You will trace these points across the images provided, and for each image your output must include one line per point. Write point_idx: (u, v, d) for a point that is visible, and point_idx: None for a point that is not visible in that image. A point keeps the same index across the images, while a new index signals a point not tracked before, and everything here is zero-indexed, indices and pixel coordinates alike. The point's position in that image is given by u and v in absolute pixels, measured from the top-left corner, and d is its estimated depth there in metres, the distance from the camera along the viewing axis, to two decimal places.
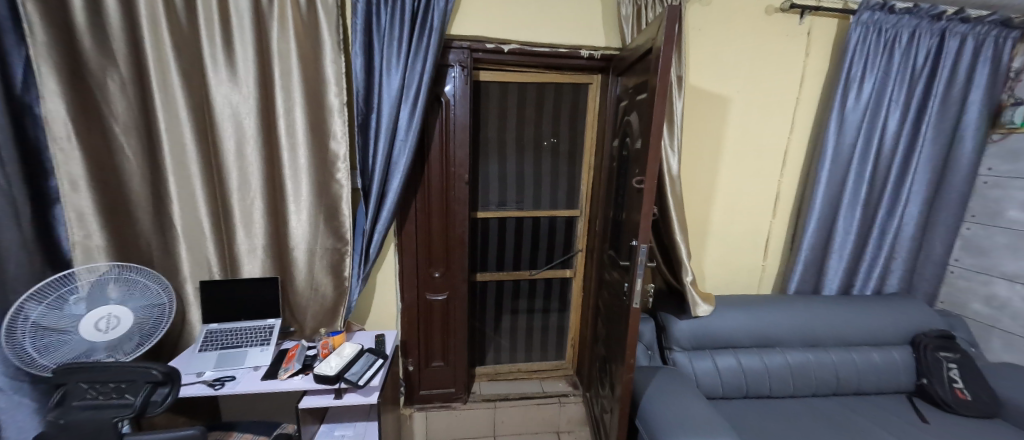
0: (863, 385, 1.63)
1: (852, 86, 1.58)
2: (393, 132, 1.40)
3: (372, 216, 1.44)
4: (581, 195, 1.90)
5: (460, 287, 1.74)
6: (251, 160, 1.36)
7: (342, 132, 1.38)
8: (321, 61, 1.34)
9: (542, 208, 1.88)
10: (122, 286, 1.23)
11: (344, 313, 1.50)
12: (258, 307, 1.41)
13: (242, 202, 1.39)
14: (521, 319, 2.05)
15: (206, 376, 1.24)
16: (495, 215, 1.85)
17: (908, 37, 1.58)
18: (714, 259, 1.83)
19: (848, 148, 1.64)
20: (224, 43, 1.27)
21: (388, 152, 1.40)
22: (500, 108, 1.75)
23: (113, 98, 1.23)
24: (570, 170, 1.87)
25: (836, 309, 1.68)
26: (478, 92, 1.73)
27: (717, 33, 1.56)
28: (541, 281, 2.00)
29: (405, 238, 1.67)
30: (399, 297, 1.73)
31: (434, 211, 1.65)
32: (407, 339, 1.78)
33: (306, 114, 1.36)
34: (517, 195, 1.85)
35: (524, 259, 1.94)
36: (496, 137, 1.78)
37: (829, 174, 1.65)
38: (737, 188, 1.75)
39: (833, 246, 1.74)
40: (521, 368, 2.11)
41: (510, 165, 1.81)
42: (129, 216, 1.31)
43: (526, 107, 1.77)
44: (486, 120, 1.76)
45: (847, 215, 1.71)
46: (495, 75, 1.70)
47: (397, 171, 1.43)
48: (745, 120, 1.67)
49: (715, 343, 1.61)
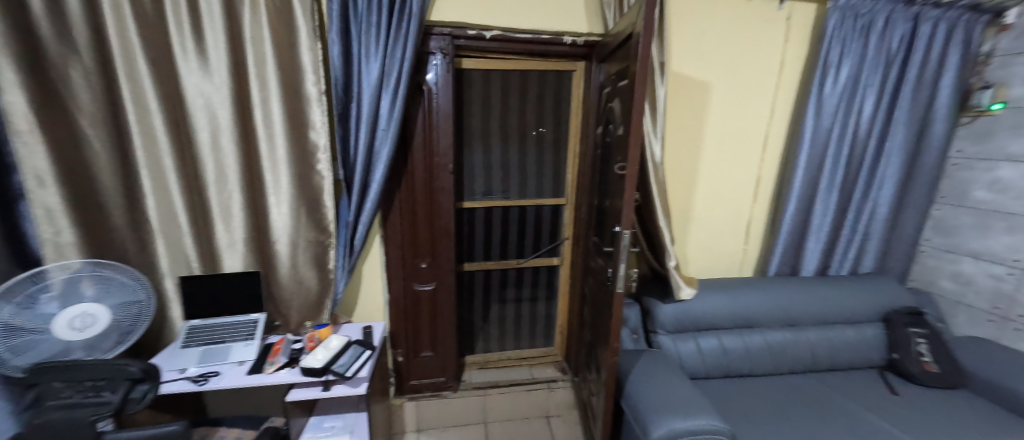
0: (838, 361, 1.69)
1: (830, 71, 1.60)
2: (374, 122, 1.37)
3: (355, 208, 1.43)
4: (567, 184, 1.90)
5: (447, 277, 1.74)
6: (227, 152, 1.32)
7: (322, 121, 1.36)
8: (297, 49, 1.30)
9: (528, 198, 1.88)
10: (97, 283, 1.20)
11: (331, 304, 1.49)
12: (241, 302, 1.39)
13: (220, 195, 1.35)
14: (510, 308, 2.07)
15: (189, 372, 1.22)
16: (481, 204, 1.84)
17: (884, 22, 1.61)
18: (698, 243, 1.86)
19: (826, 132, 1.67)
20: (193, 30, 1.22)
21: (370, 141, 1.38)
22: (484, 97, 1.74)
23: (76, 89, 1.18)
24: (555, 158, 1.87)
25: (813, 289, 1.74)
26: (461, 81, 1.71)
27: (698, 18, 1.56)
28: (529, 270, 2.01)
29: (391, 229, 1.65)
30: (386, 289, 1.73)
31: (419, 201, 1.64)
32: (395, 330, 1.78)
33: (283, 103, 1.32)
34: (503, 184, 1.84)
35: (511, 248, 1.95)
36: (480, 126, 1.76)
37: (807, 159, 1.69)
38: (719, 174, 1.77)
39: (810, 229, 1.79)
40: (510, 356, 2.13)
41: (495, 154, 1.80)
42: (100, 211, 1.27)
43: (509, 95, 1.76)
44: (470, 108, 1.74)
45: (824, 199, 1.75)
46: (478, 62, 1.68)
47: (379, 161, 1.41)
48: (726, 106, 1.69)
49: (698, 325, 1.65)
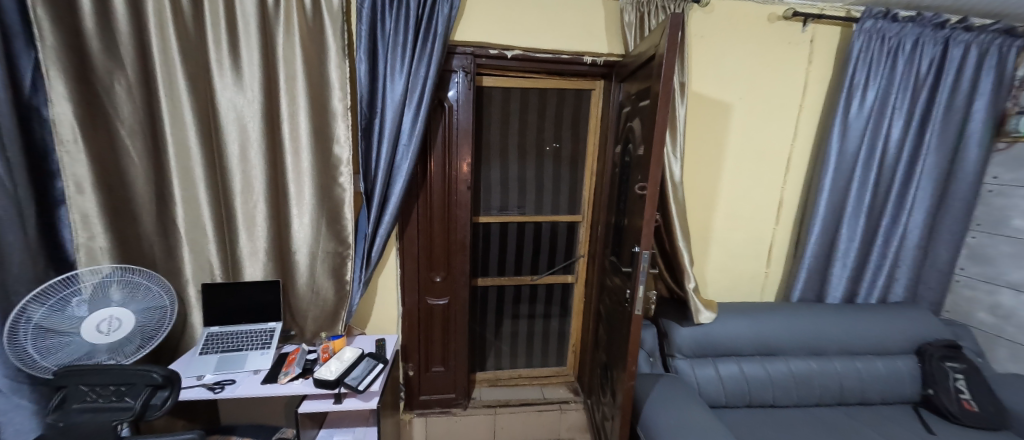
0: (868, 394, 1.60)
1: (855, 93, 1.58)
2: (395, 136, 1.40)
3: (375, 219, 1.44)
4: (583, 200, 1.89)
5: (461, 292, 1.74)
6: (255, 164, 1.37)
7: (346, 136, 1.39)
8: (326, 66, 1.35)
9: (544, 214, 1.88)
10: (124, 288, 1.24)
11: (345, 317, 1.47)
12: (259, 311, 1.41)
13: (245, 205, 1.39)
14: (523, 324, 2.04)
15: (205, 379, 1.24)
16: (497, 219, 1.85)
17: (912, 45, 1.58)
18: (717, 264, 1.82)
19: (852, 155, 1.63)
20: (229, 46, 1.28)
21: (392, 155, 1.41)
22: (503, 113, 1.76)
23: (118, 101, 1.25)
24: (572, 174, 1.87)
25: (839, 317, 1.67)
26: (481, 97, 1.73)
27: (720, 39, 1.57)
28: (543, 286, 1.99)
29: (407, 241, 1.66)
30: (399, 302, 1.72)
31: (435, 214, 1.66)
32: (407, 343, 1.77)
33: (310, 117, 1.36)
34: (520, 198, 1.85)
35: (525, 264, 1.94)
36: (500, 142, 1.79)
37: (832, 183, 1.66)
38: (740, 194, 1.74)
39: (836, 254, 1.73)
40: (522, 374, 2.10)
41: (513, 169, 1.82)
42: (133, 218, 1.32)
43: (526, 111, 1.78)
44: (488, 124, 1.76)
45: (850, 223, 1.71)
46: (498, 80, 1.71)
47: (400, 175, 1.43)
48: (747, 127, 1.67)
49: (718, 350, 1.59)
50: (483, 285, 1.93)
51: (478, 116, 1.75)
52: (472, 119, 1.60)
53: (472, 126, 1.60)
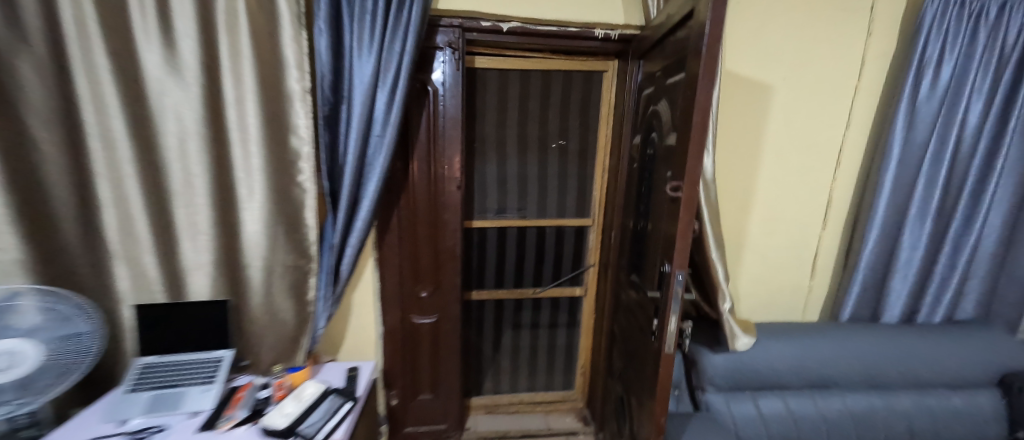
0: (942, 436, 1.33)
1: (926, 71, 1.30)
2: (366, 126, 1.16)
3: (343, 227, 1.19)
4: (593, 201, 1.64)
5: (451, 308, 1.50)
6: (195, 160, 1.13)
7: (306, 125, 1.14)
8: (280, 40, 1.10)
9: (548, 217, 1.63)
10: (36, 314, 1.00)
11: (307, 345, 1.25)
12: (205, 337, 1.18)
13: (187, 210, 1.16)
14: (524, 343, 1.79)
15: (129, 426, 1.01)
16: (493, 224, 1.60)
17: (998, 10, 1.29)
18: (751, 276, 1.55)
19: (920, 147, 1.35)
20: (159, 15, 1.04)
21: (362, 149, 1.16)
22: (500, 100, 1.51)
23: (25, 81, 0.98)
24: (580, 172, 1.61)
25: (904, 342, 1.39)
26: (473, 81, 1.48)
27: (760, 6, 1.29)
28: (547, 301, 1.74)
29: (387, 251, 1.42)
30: (380, 320, 1.48)
31: (420, 219, 1.41)
32: (390, 368, 1.54)
33: (260, 103, 1.11)
34: (520, 200, 1.60)
35: (527, 275, 1.69)
36: (497, 134, 1.54)
37: (894, 180, 1.38)
38: (780, 193, 1.47)
39: (896, 265, 1.45)
40: (523, 399, 1.86)
41: (511, 166, 1.57)
42: (49, 227, 1.06)
43: (527, 97, 1.52)
44: (482, 113, 1.51)
45: (914, 228, 1.43)
46: (493, 61, 1.46)
47: (373, 173, 1.19)
48: (790, 113, 1.40)
49: (758, 382, 1.32)
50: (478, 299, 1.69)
51: (470, 104, 1.50)
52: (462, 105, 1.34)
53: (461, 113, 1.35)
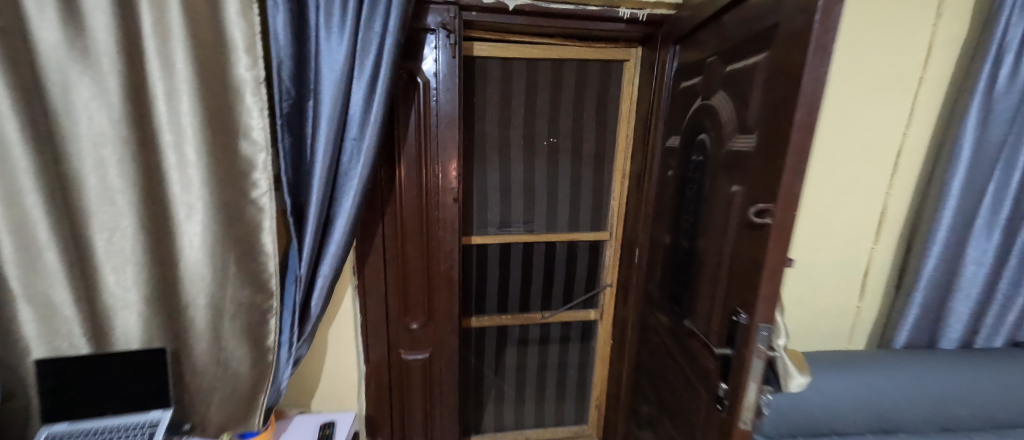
0: None
1: (1007, 59, 1.10)
2: (342, 126, 0.92)
3: (313, 252, 0.95)
4: (611, 212, 1.42)
5: (447, 342, 1.27)
6: (114, 171, 0.86)
7: (262, 125, 0.89)
8: (223, 12, 0.84)
9: (558, 231, 1.41)
10: None
11: (266, 400, 0.99)
12: (135, 398, 0.95)
13: (107, 238, 0.88)
14: (531, 374, 1.58)
15: None
16: (496, 239, 1.37)
17: None
18: (792, 297, 1.35)
19: (995, 149, 1.16)
20: None
21: (336, 154, 0.93)
22: (502, 95, 1.28)
23: None
24: (596, 178, 1.39)
25: (975, 375, 1.20)
26: (471, 72, 1.25)
27: None
28: (557, 326, 1.53)
29: (370, 277, 1.18)
30: (362, 358, 1.25)
31: (410, 238, 1.17)
32: (376, 413, 1.30)
33: (199, 95, 0.85)
34: (526, 212, 1.38)
35: (534, 298, 1.47)
36: (499, 136, 1.31)
37: (964, 187, 1.18)
38: (828, 203, 1.27)
39: (960, 284, 1.27)
40: (529, 436, 1.65)
41: (516, 172, 1.34)
42: None
43: (534, 92, 1.29)
44: (481, 110, 1.28)
45: (982, 242, 1.24)
46: (495, 47, 1.23)
47: (351, 183, 0.95)
48: (844, 110, 1.19)
49: (812, 428, 1.13)
50: (478, 327, 1.46)
51: (467, 99, 1.27)
52: (459, 101, 1.11)
53: (458, 111, 1.12)
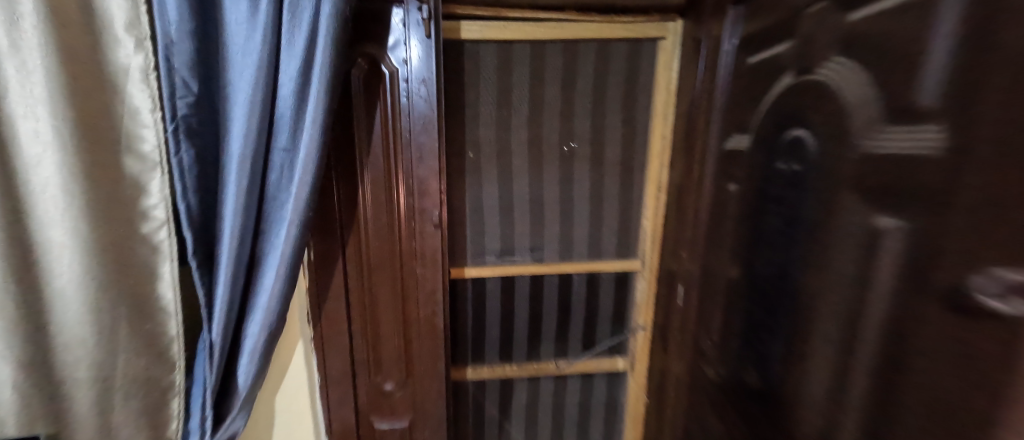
0: None
1: None
2: (268, 131, 0.66)
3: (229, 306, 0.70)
4: (643, 235, 1.11)
5: (432, 407, 0.99)
6: None
7: (160, 133, 0.63)
8: None
9: (575, 260, 1.12)
10: None
11: None
12: None
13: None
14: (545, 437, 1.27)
15: None
16: (496, 272, 1.09)
17: None
18: None
19: None
20: None
21: (263, 170, 0.68)
22: (498, 92, 1.00)
23: None
24: (623, 192, 1.09)
25: None
26: (457, 63, 0.98)
27: None
28: (575, 378, 1.22)
29: (332, 326, 0.92)
30: (325, 427, 0.98)
31: (381, 277, 0.91)
32: None
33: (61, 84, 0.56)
34: (533, 236, 1.09)
35: (546, 343, 1.17)
36: (497, 143, 1.03)
37: None
38: None
39: None
40: None
41: (517, 188, 1.06)
42: None
43: (537, 86, 1.01)
44: (473, 111, 1.01)
45: None
46: (489, 28, 0.95)
47: (281, 211, 0.70)
48: None
49: None
50: (478, 383, 1.17)
51: (454, 97, 1.00)
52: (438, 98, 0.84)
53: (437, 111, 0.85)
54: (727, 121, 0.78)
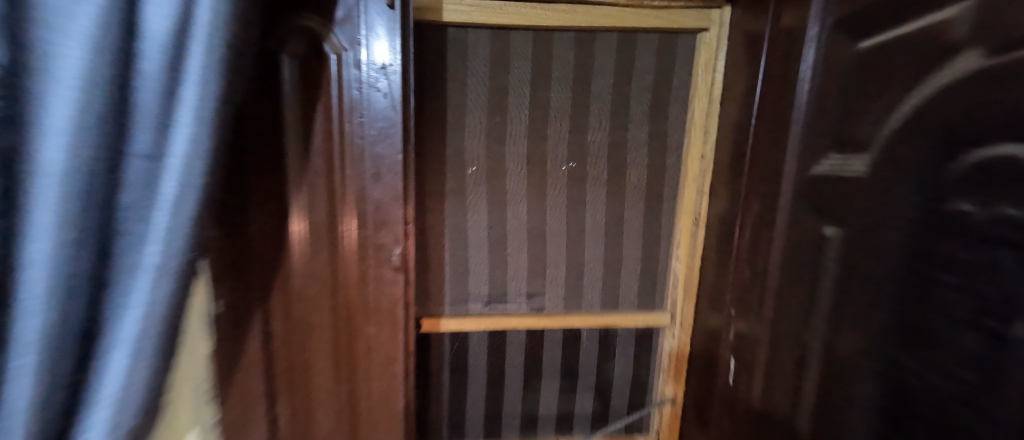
0: None
1: None
2: (116, 122, 0.31)
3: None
4: (670, 282, 0.87)
5: None
6: None
7: None
8: None
9: (583, 311, 0.87)
10: None
11: None
12: None
13: None
14: None
15: None
16: (482, 325, 0.84)
17: None
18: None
19: None
20: None
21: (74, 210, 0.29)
22: (490, 93, 0.78)
23: None
24: (647, 225, 0.85)
25: None
26: (437, 54, 0.75)
27: None
28: None
29: (247, 408, 0.65)
30: None
31: (320, 339, 0.66)
32: None
33: None
34: (532, 280, 0.85)
35: (543, 419, 0.91)
36: (486, 159, 0.80)
37: None
38: None
39: None
40: None
41: (512, 219, 0.82)
42: None
43: (541, 88, 0.78)
44: (456, 116, 0.78)
45: None
46: (480, 10, 0.73)
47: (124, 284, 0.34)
48: None
49: None
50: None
51: (432, 100, 0.77)
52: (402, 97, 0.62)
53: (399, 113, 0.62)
54: (803, 139, 0.54)
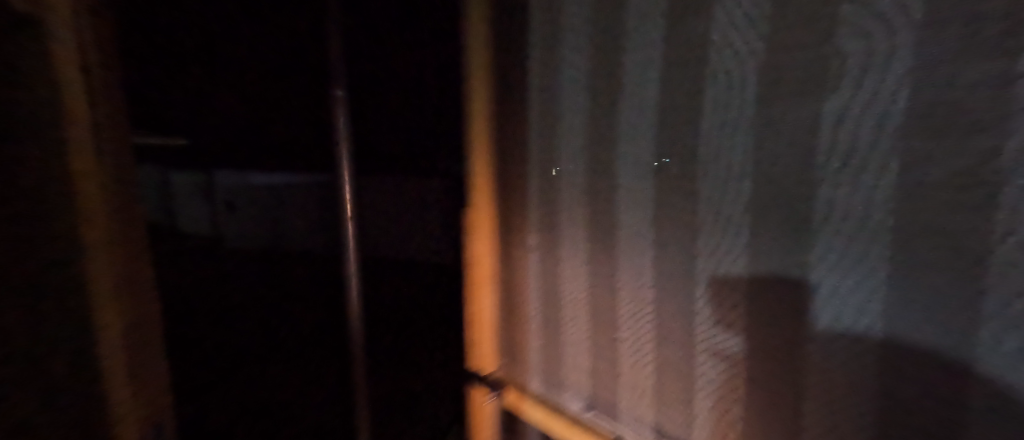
0: None
1: None
2: None
3: None
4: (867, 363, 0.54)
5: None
6: None
7: None
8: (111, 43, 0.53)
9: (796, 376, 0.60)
10: None
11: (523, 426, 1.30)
12: None
13: None
14: None
15: None
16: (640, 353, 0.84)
17: None
18: None
19: None
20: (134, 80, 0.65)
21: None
22: (591, 92, 0.85)
23: None
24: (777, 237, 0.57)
25: None
26: (552, 64, 0.92)
27: None
28: None
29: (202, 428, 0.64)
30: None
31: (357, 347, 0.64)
32: None
33: None
34: (665, 279, 0.76)
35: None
36: (599, 162, 0.85)
37: None
38: None
39: None
40: None
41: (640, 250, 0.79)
42: None
43: (686, 59, 0.68)
44: (561, 117, 0.93)
45: None
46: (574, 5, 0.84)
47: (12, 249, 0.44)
48: None
49: None
50: (505, 418, 1.20)
51: (542, 105, 0.95)
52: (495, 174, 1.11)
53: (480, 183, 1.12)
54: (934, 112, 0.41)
